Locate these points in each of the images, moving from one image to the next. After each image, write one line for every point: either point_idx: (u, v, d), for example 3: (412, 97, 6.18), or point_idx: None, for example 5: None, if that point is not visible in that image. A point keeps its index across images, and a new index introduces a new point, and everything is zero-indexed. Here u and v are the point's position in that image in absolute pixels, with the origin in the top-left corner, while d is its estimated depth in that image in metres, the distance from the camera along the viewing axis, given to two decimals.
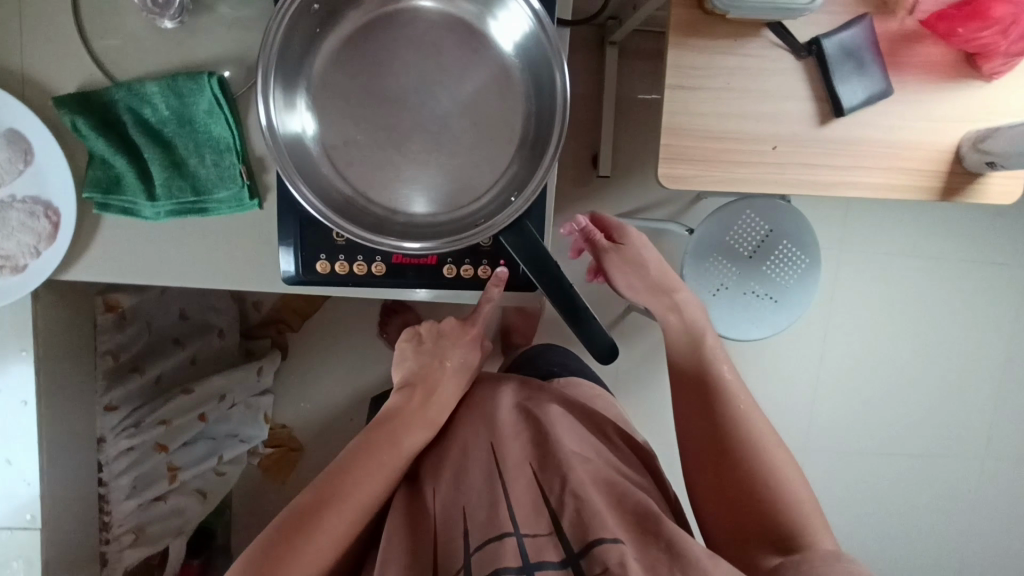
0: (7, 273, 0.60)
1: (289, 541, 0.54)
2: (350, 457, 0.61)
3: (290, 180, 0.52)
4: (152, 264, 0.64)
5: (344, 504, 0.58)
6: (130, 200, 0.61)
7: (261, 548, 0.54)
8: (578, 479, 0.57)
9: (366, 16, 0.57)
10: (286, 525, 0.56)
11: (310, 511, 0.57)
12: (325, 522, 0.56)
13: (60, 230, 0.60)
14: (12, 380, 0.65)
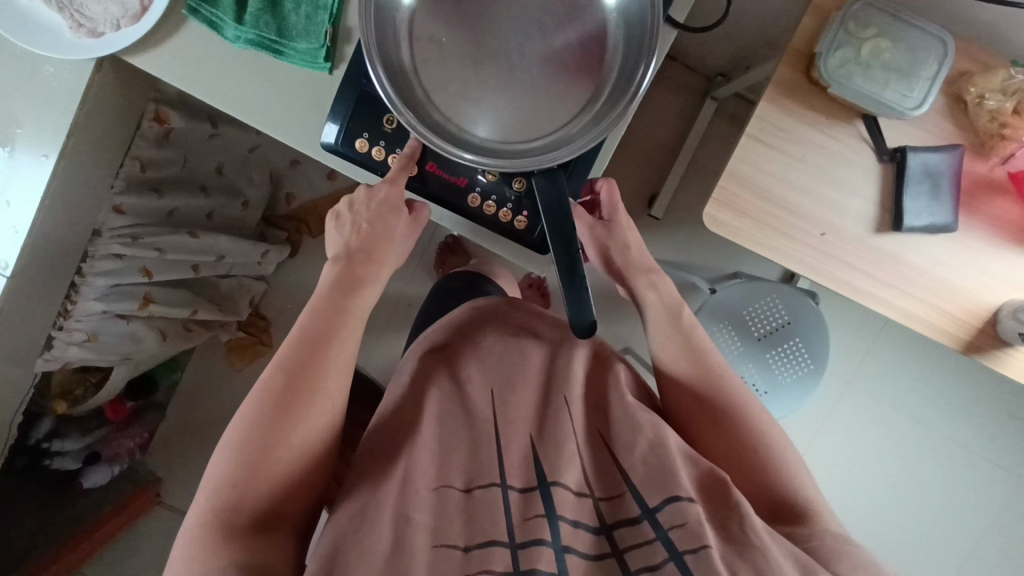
0: (83, 34, 0.64)
1: (282, 420, 0.55)
2: (318, 312, 0.60)
3: (365, 37, 0.53)
4: (211, 81, 0.66)
5: (313, 365, 0.58)
6: (218, 15, 0.63)
7: (246, 417, 0.55)
8: (646, 443, 0.54)
9: None
10: (266, 390, 0.56)
11: (285, 374, 0.57)
12: (298, 384, 0.57)
13: (146, 15, 0.64)
14: (43, 129, 0.67)
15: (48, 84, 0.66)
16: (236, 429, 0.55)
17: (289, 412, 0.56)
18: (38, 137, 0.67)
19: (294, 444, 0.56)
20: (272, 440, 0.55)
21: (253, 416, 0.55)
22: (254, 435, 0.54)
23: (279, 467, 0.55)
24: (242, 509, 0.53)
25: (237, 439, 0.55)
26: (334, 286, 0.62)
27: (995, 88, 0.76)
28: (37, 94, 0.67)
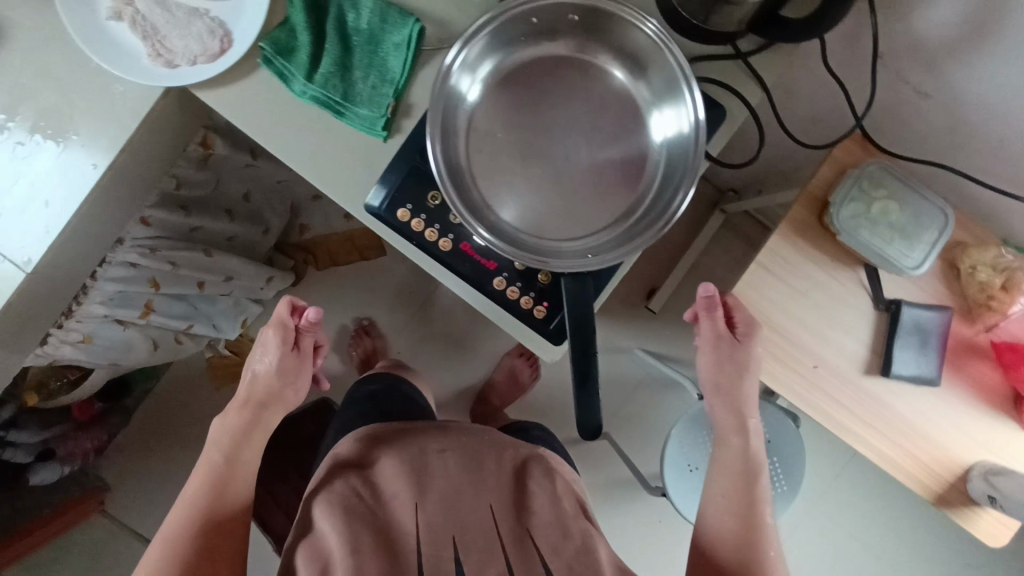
0: (160, 64, 0.68)
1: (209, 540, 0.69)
2: (233, 430, 0.76)
3: (430, 122, 0.56)
4: (269, 125, 0.69)
5: (227, 472, 0.74)
6: (291, 69, 0.67)
7: (168, 529, 0.69)
8: (573, 550, 0.66)
9: (562, 49, 0.64)
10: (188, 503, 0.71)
11: (206, 483, 0.73)
12: (215, 492, 0.72)
13: (222, 58, 0.68)
14: (98, 140, 0.69)
15: (115, 100, 0.69)
16: (158, 541, 0.68)
17: (213, 532, 0.70)
18: (87, 148, 0.69)
19: (211, 542, 0.69)
20: (191, 544, 0.68)
21: (174, 525, 0.69)
22: (175, 545, 0.68)
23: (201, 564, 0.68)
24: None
25: (159, 549, 0.68)
26: (241, 412, 0.77)
27: (986, 262, 0.81)
28: (102, 107, 0.69)
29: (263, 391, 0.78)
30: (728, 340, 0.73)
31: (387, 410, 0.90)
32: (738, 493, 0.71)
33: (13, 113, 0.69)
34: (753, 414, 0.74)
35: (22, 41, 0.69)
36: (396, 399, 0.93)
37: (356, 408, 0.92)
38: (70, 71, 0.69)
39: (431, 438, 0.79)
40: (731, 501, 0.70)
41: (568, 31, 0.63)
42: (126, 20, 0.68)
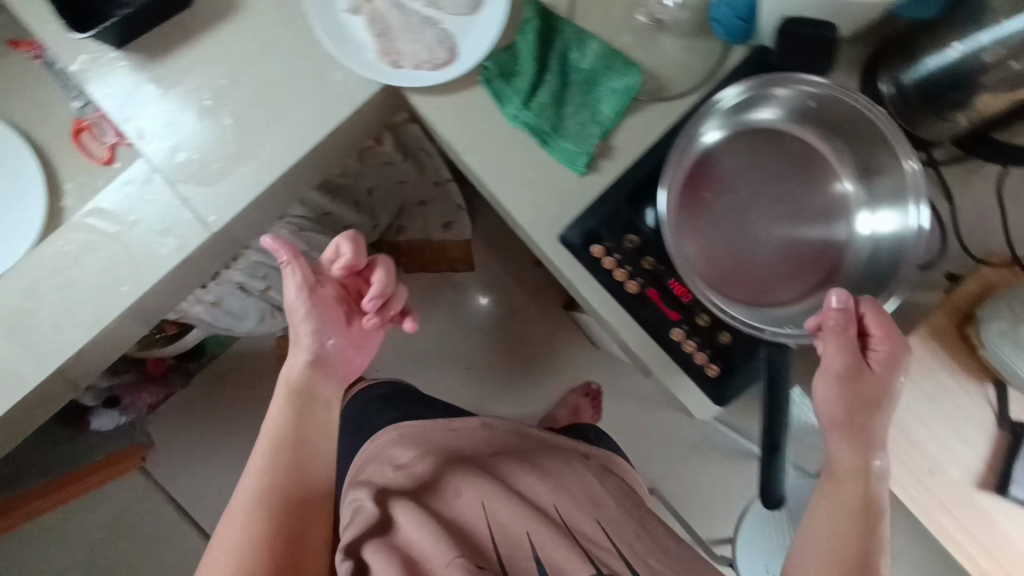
0: (386, 62, 0.70)
1: (265, 509, 0.63)
2: (290, 426, 0.69)
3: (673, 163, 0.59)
4: (474, 141, 0.71)
5: (290, 472, 0.67)
6: (508, 93, 0.70)
7: (233, 539, 0.62)
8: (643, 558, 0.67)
9: (791, 129, 0.67)
10: (256, 508, 0.63)
11: (270, 486, 0.65)
12: (284, 495, 0.65)
13: (446, 69, 0.70)
14: (308, 122, 0.71)
15: (332, 87, 0.71)
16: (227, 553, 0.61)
17: (268, 498, 0.64)
18: (301, 127, 0.71)
19: (290, 549, 0.63)
20: (270, 555, 0.61)
21: (241, 534, 0.62)
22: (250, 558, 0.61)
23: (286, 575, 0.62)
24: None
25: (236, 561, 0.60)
26: (294, 406, 0.70)
27: None
28: (318, 92, 0.71)
29: (300, 378, 0.72)
30: (857, 355, 0.60)
31: (404, 407, 0.96)
32: (845, 529, 0.58)
33: (237, 80, 0.71)
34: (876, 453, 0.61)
35: (259, 14, 0.71)
36: (414, 399, 1.00)
37: (362, 414, 1.00)
38: (298, 50, 0.71)
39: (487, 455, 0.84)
40: (839, 546, 0.58)
41: (824, 126, 0.66)
42: (361, 15, 0.70)
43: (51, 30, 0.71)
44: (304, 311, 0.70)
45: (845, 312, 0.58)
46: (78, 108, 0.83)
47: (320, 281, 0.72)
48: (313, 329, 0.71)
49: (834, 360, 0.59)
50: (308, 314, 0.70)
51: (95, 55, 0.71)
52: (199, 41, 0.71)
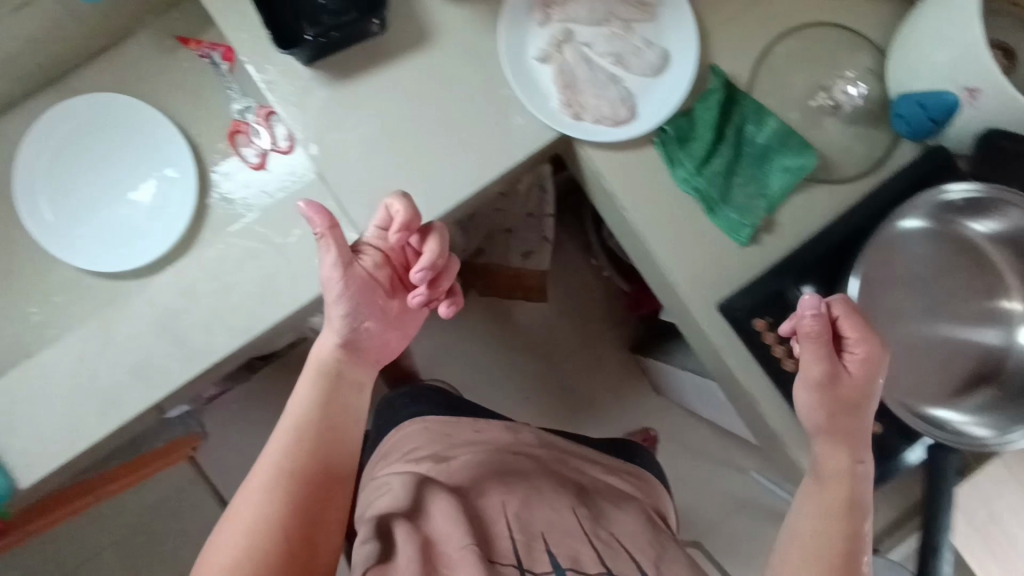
0: (568, 113, 0.72)
1: (293, 485, 0.57)
2: (320, 404, 0.61)
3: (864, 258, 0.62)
4: (642, 199, 0.73)
5: (313, 451, 0.59)
6: (683, 158, 0.72)
7: (251, 512, 0.55)
8: None
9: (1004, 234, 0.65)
10: (276, 487, 0.56)
11: (296, 464, 0.57)
12: (306, 478, 0.57)
13: (626, 126, 0.72)
14: (483, 160, 0.72)
15: (512, 131, 0.72)
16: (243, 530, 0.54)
17: (297, 480, 0.57)
18: (474, 164, 0.72)
19: (304, 536, 0.56)
20: (285, 540, 0.54)
21: (260, 509, 0.55)
22: (267, 539, 0.54)
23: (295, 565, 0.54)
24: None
25: (249, 541, 0.53)
26: (325, 380, 0.62)
27: None
28: (497, 134, 0.73)
29: (332, 354, 0.63)
30: (834, 362, 0.58)
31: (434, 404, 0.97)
32: (833, 532, 0.58)
33: (420, 111, 0.72)
34: (863, 456, 0.61)
35: (450, 50, 0.72)
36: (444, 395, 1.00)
37: (391, 410, 1.01)
38: (483, 91, 0.72)
39: (495, 446, 0.87)
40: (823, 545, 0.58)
41: (1020, 253, 0.65)
42: (551, 64, 0.72)
43: (243, 38, 0.71)
44: (341, 287, 0.62)
45: (817, 318, 0.56)
46: (239, 111, 0.84)
47: (354, 259, 0.63)
48: (343, 310, 0.63)
49: (810, 368, 0.58)
50: (343, 289, 0.62)
51: (284, 68, 0.71)
52: (388, 68, 0.72)
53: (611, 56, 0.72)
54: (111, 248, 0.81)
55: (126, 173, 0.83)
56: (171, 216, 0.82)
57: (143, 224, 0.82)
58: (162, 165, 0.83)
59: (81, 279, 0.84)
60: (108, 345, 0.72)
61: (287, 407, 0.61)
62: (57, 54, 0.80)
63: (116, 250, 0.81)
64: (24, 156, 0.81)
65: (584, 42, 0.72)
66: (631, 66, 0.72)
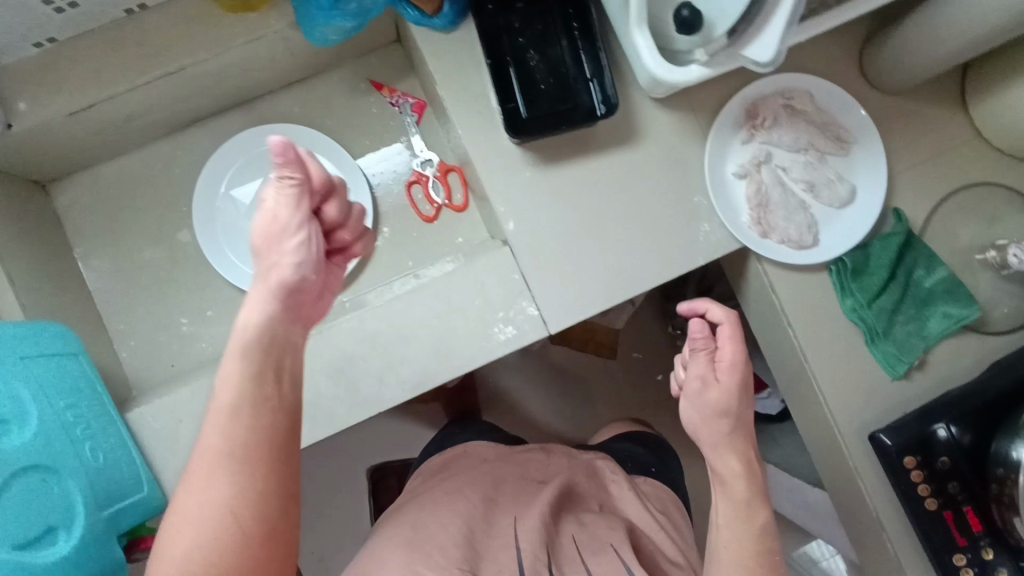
0: (756, 230, 0.75)
1: (236, 475, 0.43)
2: (247, 378, 0.46)
3: None
4: (807, 320, 0.77)
5: (255, 429, 0.45)
6: (854, 290, 0.76)
7: (193, 509, 0.43)
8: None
9: None
10: (216, 465, 0.43)
11: (236, 446, 0.44)
12: (253, 453, 0.44)
13: (806, 252, 0.76)
14: (668, 259, 0.76)
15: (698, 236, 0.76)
16: (186, 520, 0.42)
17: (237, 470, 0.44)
18: (656, 261, 0.76)
19: (274, 507, 0.44)
20: (236, 523, 0.43)
21: (202, 505, 0.43)
22: (218, 526, 0.42)
23: (260, 549, 0.43)
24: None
25: (203, 531, 0.42)
26: (243, 361, 0.46)
27: None
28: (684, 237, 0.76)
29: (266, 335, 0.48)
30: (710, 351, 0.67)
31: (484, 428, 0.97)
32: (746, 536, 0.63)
33: (615, 203, 0.75)
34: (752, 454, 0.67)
35: (654, 151, 0.75)
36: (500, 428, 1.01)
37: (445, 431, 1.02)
38: (677, 194, 0.76)
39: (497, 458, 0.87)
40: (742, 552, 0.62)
41: None
42: (748, 181, 0.75)
43: (461, 107, 0.74)
44: (299, 263, 0.50)
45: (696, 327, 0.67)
46: (418, 163, 0.86)
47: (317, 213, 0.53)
48: (296, 277, 0.49)
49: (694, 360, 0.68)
50: (298, 266, 0.50)
51: (495, 143, 0.74)
52: (593, 159, 0.75)
53: (804, 184, 0.76)
54: None
55: None
56: None
57: None
58: None
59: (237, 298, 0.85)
60: None
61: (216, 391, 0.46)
62: (258, 81, 0.82)
63: None
64: (212, 164, 0.82)
65: (779, 165, 0.76)
66: (820, 197, 0.76)
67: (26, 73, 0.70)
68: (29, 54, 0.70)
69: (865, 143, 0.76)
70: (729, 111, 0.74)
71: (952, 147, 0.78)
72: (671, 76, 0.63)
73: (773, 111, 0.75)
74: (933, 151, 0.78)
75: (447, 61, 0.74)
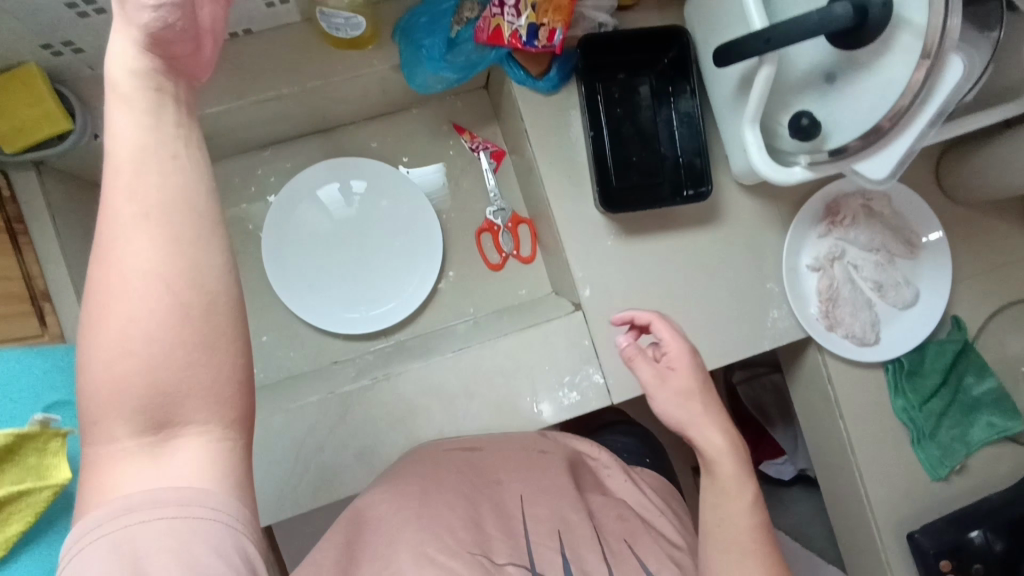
0: (822, 324, 0.77)
1: (168, 251, 0.35)
2: (150, 125, 0.36)
3: None
4: (856, 414, 0.79)
5: (185, 198, 0.36)
6: (906, 390, 0.78)
7: (113, 298, 0.34)
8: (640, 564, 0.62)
9: None
10: (137, 234, 0.34)
11: (156, 212, 0.35)
12: (178, 215, 0.35)
13: (867, 349, 0.78)
14: (736, 340, 0.77)
15: (766, 321, 0.77)
16: (110, 302, 0.34)
17: (169, 244, 0.35)
18: (724, 342, 0.77)
19: (211, 285, 0.36)
20: (173, 299, 0.34)
21: (124, 280, 0.34)
22: (148, 298, 0.34)
23: (204, 329, 0.35)
24: (188, 405, 0.35)
25: (132, 311, 0.34)
26: (140, 114, 0.36)
27: None
28: (753, 319, 0.77)
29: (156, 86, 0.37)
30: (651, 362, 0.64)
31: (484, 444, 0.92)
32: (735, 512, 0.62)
33: (689, 280, 0.76)
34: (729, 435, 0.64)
35: (734, 233, 0.77)
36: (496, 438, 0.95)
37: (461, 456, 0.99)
38: (750, 279, 0.77)
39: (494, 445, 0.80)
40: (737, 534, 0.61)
41: None
42: (820, 275, 0.77)
43: (551, 168, 0.74)
44: None
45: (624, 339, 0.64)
46: (491, 211, 0.86)
47: None
48: (158, 20, 0.36)
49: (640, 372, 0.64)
50: None
51: (581, 210, 0.75)
52: (674, 236, 0.76)
53: (872, 283, 0.77)
54: (334, 304, 0.82)
55: (367, 236, 0.84)
56: (402, 290, 0.84)
57: (372, 289, 0.83)
58: (405, 238, 0.84)
59: (295, 327, 0.84)
60: (339, 423, 0.72)
61: (109, 142, 0.36)
62: (343, 112, 0.82)
63: (341, 309, 0.82)
64: (298, 180, 0.81)
65: (851, 262, 0.78)
66: (887, 296, 0.77)
67: None
68: None
69: (934, 249, 0.78)
70: (810, 205, 0.76)
71: (1012, 261, 0.81)
72: (775, 176, 0.64)
73: (852, 211, 0.77)
74: (994, 262, 0.81)
75: (543, 121, 0.74)
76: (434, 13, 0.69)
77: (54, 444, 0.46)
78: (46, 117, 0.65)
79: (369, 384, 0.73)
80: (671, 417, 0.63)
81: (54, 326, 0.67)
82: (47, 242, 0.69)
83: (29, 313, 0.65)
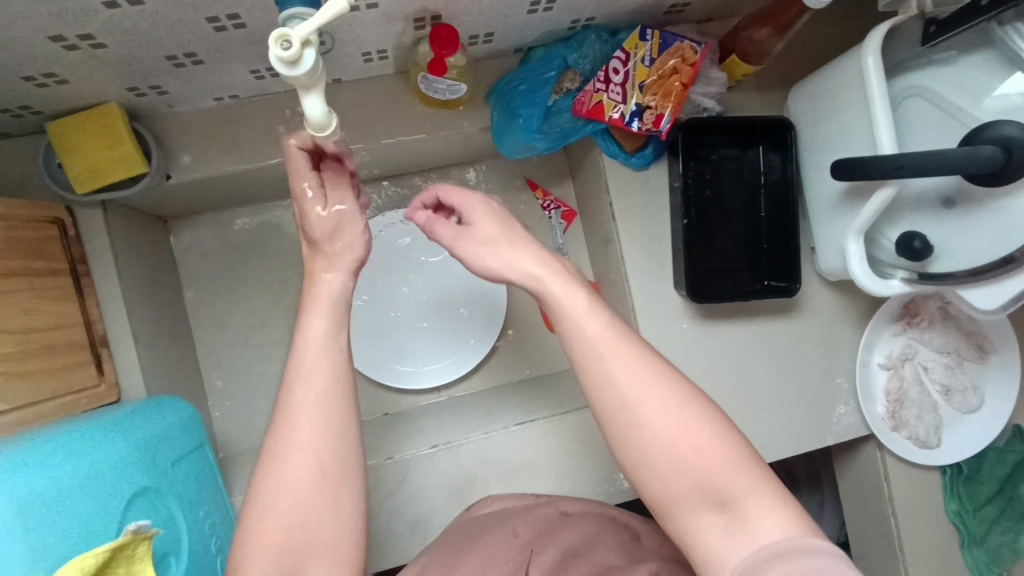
0: (888, 424, 0.77)
1: (328, 424, 0.46)
2: (334, 321, 0.50)
3: None
4: (909, 511, 0.79)
5: (345, 386, 0.48)
6: (959, 492, 0.78)
7: (283, 461, 0.45)
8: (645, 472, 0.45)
9: None
10: (306, 412, 0.46)
11: (327, 397, 0.47)
12: (338, 395, 0.47)
13: (928, 452, 0.77)
14: (802, 433, 0.76)
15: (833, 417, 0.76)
16: (281, 465, 0.45)
17: (329, 423, 0.46)
18: (791, 435, 0.75)
19: (345, 458, 0.47)
20: (322, 470, 0.45)
21: (297, 448, 0.45)
22: (306, 466, 0.45)
23: (338, 496, 0.46)
24: (313, 563, 0.44)
25: (288, 476, 0.45)
26: (328, 306, 0.50)
27: None
28: (821, 414, 0.76)
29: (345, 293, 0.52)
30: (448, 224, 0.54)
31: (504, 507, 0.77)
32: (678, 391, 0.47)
33: (762, 369, 0.75)
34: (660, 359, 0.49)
35: (809, 326, 0.76)
36: None
37: None
38: (821, 372, 0.76)
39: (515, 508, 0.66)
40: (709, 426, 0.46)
41: None
42: (890, 374, 0.76)
43: (633, 245, 0.72)
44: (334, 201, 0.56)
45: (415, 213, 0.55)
46: None
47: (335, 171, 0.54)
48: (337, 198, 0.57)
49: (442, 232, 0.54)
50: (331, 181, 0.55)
51: (661, 290, 0.73)
52: (752, 324, 0.74)
53: (940, 386, 0.77)
54: (392, 357, 0.80)
55: (422, 292, 0.82)
56: (460, 347, 0.82)
57: (432, 343, 0.82)
58: (466, 294, 0.83)
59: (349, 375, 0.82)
60: (395, 490, 0.70)
61: (302, 336, 0.49)
62: (419, 163, 0.80)
63: (399, 362, 0.80)
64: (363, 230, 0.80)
65: (921, 363, 0.77)
66: (955, 402, 0.76)
67: (196, 124, 0.67)
68: (207, 105, 0.67)
69: (1008, 357, 0.76)
70: (889, 305, 0.75)
71: None
72: (875, 287, 0.61)
73: (930, 313, 0.76)
74: None
75: (630, 198, 0.72)
76: (535, 81, 0.67)
77: (142, 549, 0.43)
78: (123, 159, 0.61)
79: (430, 451, 0.71)
80: (481, 264, 0.52)
81: (110, 374, 0.64)
82: (109, 283, 0.66)
83: (89, 362, 0.62)
